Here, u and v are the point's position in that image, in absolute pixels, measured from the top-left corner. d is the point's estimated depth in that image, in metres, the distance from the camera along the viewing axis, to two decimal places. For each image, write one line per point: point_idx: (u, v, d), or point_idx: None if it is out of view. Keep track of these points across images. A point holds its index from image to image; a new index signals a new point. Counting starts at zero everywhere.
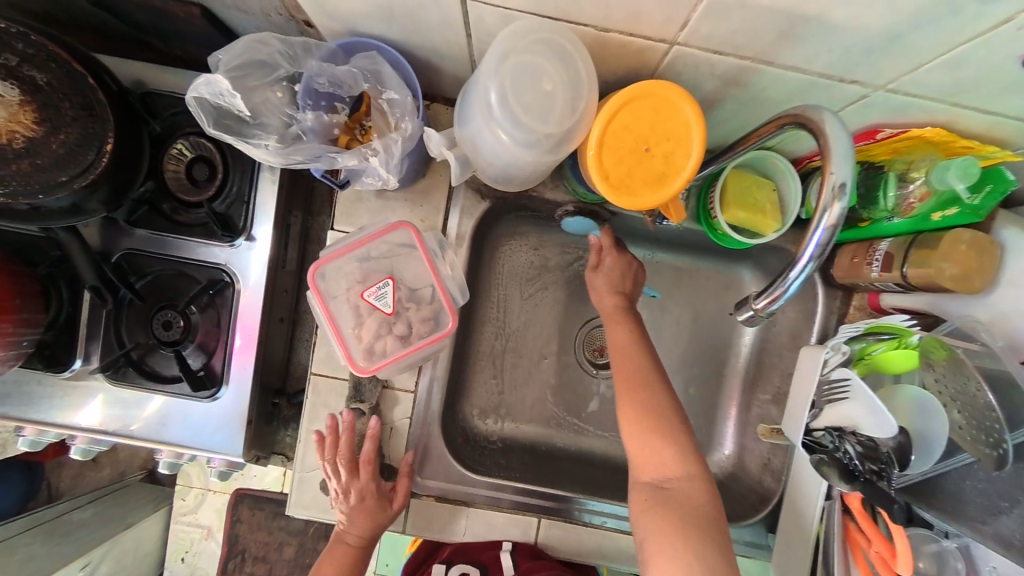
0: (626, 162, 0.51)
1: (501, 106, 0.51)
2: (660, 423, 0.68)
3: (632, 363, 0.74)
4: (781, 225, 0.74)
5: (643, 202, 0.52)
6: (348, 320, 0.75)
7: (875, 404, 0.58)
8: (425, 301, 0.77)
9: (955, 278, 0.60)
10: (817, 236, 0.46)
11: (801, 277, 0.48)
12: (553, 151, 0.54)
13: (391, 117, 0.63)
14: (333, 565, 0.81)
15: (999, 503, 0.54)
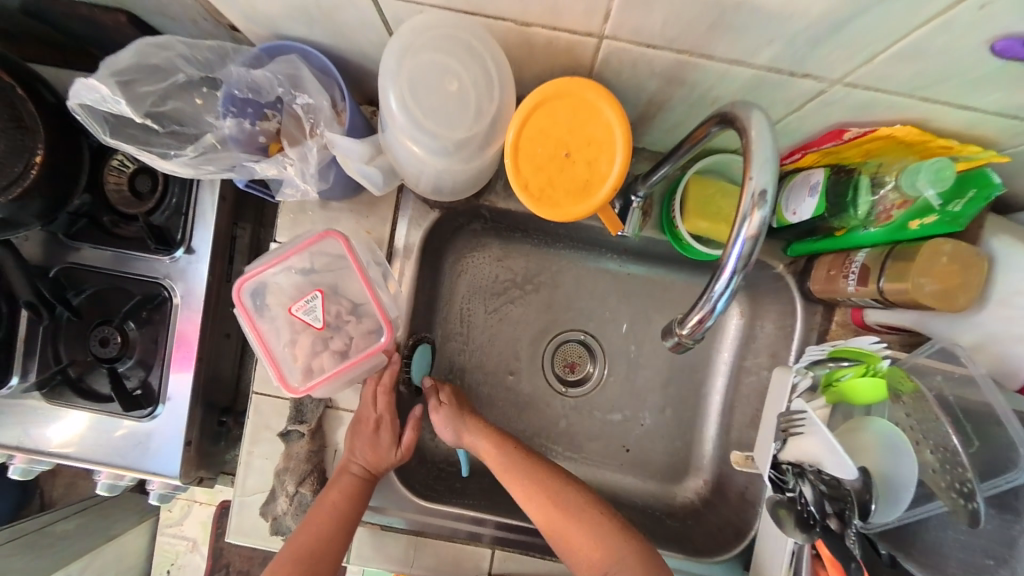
0: (545, 169, 0.46)
1: (403, 110, 0.47)
2: (565, 509, 0.70)
3: (510, 485, 0.72)
4: None
5: (567, 213, 0.47)
6: (280, 338, 0.70)
7: (829, 436, 0.51)
8: (361, 315, 0.72)
9: (935, 294, 0.54)
10: (738, 246, 0.40)
11: (726, 292, 0.40)
12: (468, 156, 0.50)
13: (305, 124, 0.58)
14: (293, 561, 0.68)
15: (983, 560, 0.47)
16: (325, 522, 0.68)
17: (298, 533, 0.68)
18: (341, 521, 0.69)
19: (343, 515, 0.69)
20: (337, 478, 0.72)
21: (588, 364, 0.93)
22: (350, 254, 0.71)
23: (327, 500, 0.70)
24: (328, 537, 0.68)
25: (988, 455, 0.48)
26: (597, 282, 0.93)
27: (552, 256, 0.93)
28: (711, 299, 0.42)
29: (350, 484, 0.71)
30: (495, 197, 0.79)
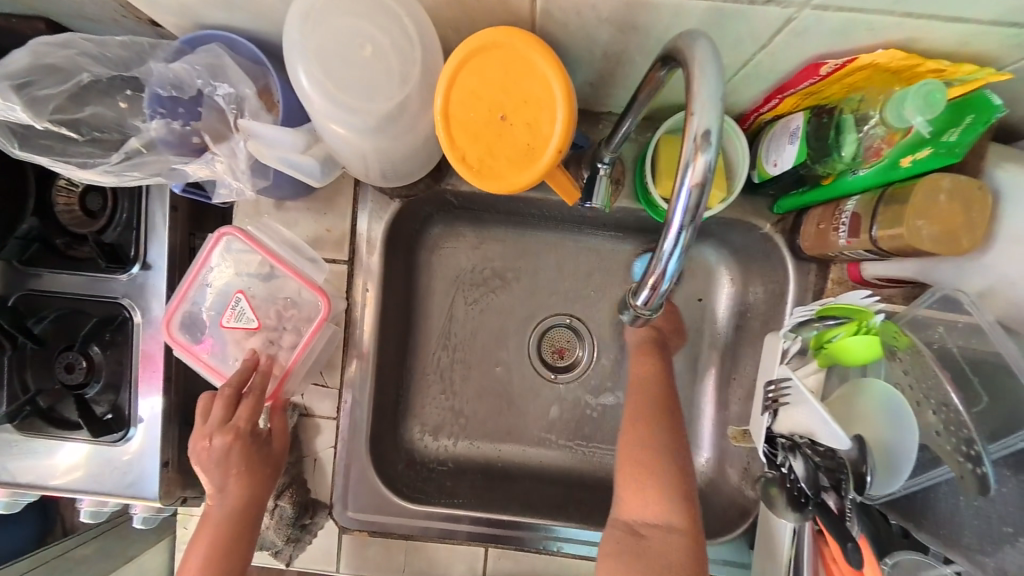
0: (480, 136, 0.41)
1: (318, 89, 0.43)
2: (659, 480, 0.60)
3: (649, 391, 0.68)
4: (727, 194, 0.63)
5: (511, 184, 0.42)
6: (233, 354, 0.69)
7: (815, 405, 0.46)
8: (295, 308, 0.70)
9: (935, 239, 0.47)
10: (682, 198, 0.35)
11: (674, 252, 0.36)
12: (400, 130, 0.46)
13: (231, 115, 0.54)
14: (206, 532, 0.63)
15: (1002, 529, 0.41)
16: (227, 519, 0.64)
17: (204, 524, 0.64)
18: (243, 514, 0.65)
19: (237, 514, 0.64)
20: (228, 465, 0.63)
21: (577, 348, 0.89)
22: (258, 250, 0.68)
23: (234, 486, 0.64)
24: (227, 535, 0.63)
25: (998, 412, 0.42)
26: (579, 262, 0.89)
27: (530, 237, 0.88)
28: (665, 260, 0.37)
29: (261, 463, 0.65)
30: (458, 180, 0.74)
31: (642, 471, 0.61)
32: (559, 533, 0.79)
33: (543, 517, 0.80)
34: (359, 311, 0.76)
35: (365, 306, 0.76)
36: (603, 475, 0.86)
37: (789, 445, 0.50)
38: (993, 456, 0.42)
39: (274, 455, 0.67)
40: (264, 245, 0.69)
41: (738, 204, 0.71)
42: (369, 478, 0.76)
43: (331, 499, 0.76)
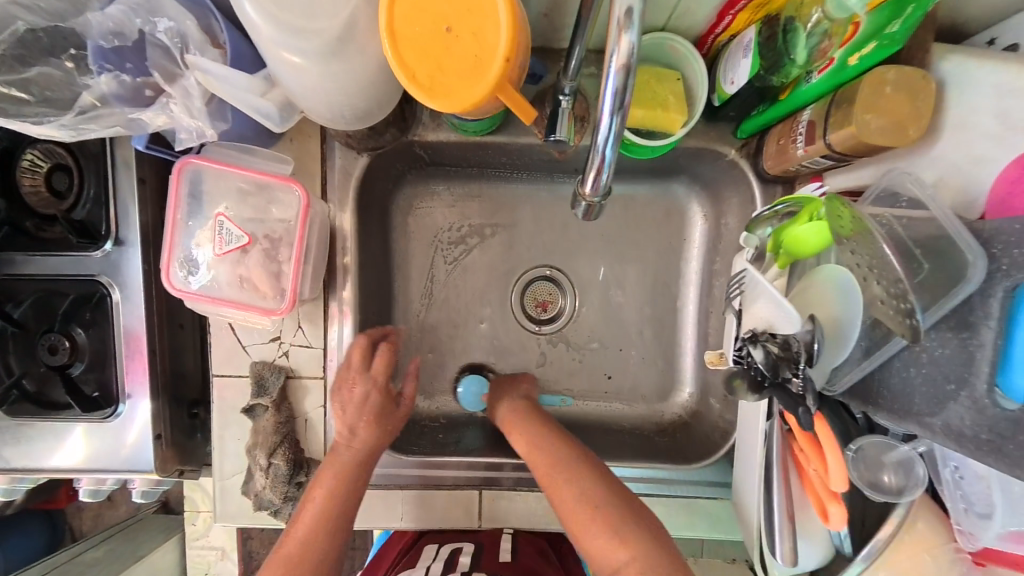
0: (429, 50, 0.42)
1: (265, 18, 0.44)
2: (629, 509, 0.60)
3: (555, 456, 0.65)
4: (689, 118, 0.64)
5: (462, 95, 0.42)
6: (231, 285, 0.67)
7: (771, 290, 0.46)
8: (281, 223, 0.68)
9: (883, 131, 0.49)
10: (609, 82, 0.38)
11: (603, 136, 0.41)
12: (351, 55, 0.47)
13: (176, 52, 0.53)
14: (321, 484, 0.65)
15: (944, 387, 0.38)
16: (346, 465, 0.67)
17: (324, 473, 0.66)
18: (356, 476, 0.67)
19: (352, 479, 0.66)
20: (359, 411, 0.69)
21: (559, 298, 0.90)
22: (228, 168, 0.65)
23: (356, 440, 0.68)
24: (349, 481, 0.66)
25: (936, 274, 0.38)
26: (554, 212, 0.90)
27: (505, 190, 0.89)
28: (598, 144, 0.42)
29: (347, 473, 0.67)
30: (424, 131, 0.74)
31: (620, 515, 0.59)
32: None
33: None
34: (337, 270, 0.76)
35: (343, 265, 0.76)
36: (592, 418, 0.88)
37: (749, 338, 0.48)
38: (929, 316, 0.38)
39: (395, 411, 0.71)
40: (227, 164, 0.66)
41: (702, 134, 0.72)
42: None
43: (324, 456, 0.76)
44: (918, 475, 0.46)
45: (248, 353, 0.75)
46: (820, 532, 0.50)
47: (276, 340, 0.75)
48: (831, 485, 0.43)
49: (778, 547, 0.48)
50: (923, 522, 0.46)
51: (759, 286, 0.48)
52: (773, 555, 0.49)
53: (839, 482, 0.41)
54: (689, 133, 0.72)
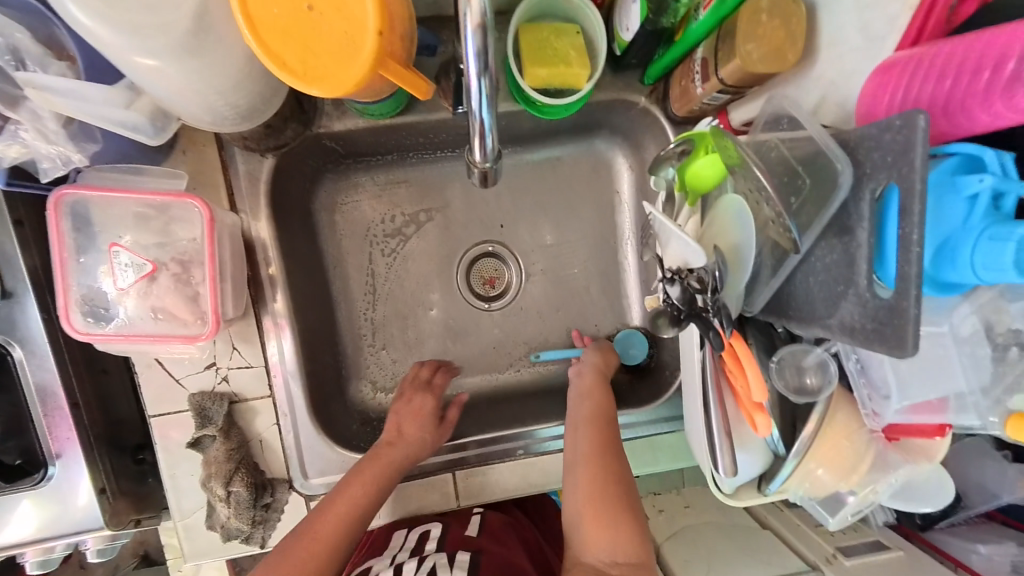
0: (292, 32, 0.39)
1: (100, 22, 0.40)
2: (618, 519, 0.63)
3: (607, 445, 0.69)
4: (592, 70, 0.63)
5: (339, 76, 0.40)
6: (147, 319, 0.62)
7: (678, 234, 0.49)
8: (187, 243, 0.62)
9: (765, 59, 0.51)
10: (469, 44, 0.38)
11: (478, 100, 0.40)
12: (206, 48, 0.44)
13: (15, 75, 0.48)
14: (338, 512, 0.68)
15: (837, 289, 0.41)
16: (357, 499, 0.69)
17: (326, 517, 0.67)
18: (364, 511, 0.69)
19: (359, 514, 0.69)
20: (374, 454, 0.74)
21: (505, 271, 0.91)
22: (113, 193, 0.59)
23: (370, 477, 0.71)
24: (363, 504, 0.69)
25: (816, 189, 0.41)
26: (485, 185, 0.89)
27: (434, 172, 0.87)
28: (473, 107, 0.42)
29: (365, 497, 0.70)
30: (329, 121, 0.70)
31: (617, 525, 0.63)
32: (522, 439, 0.84)
33: (505, 431, 0.85)
34: (263, 282, 0.72)
35: (269, 276, 0.72)
36: (553, 380, 0.91)
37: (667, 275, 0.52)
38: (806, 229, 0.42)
39: (420, 453, 0.76)
40: (112, 187, 0.60)
41: (611, 85, 0.73)
42: (324, 446, 0.75)
43: (288, 474, 0.74)
44: (834, 377, 0.51)
45: (184, 385, 0.70)
46: (756, 443, 0.54)
47: (212, 366, 0.71)
48: (754, 397, 0.47)
49: (719, 462, 0.52)
50: (841, 414, 0.51)
51: (667, 230, 0.52)
52: (717, 471, 0.54)
53: (760, 394, 0.45)
54: (599, 86, 0.73)
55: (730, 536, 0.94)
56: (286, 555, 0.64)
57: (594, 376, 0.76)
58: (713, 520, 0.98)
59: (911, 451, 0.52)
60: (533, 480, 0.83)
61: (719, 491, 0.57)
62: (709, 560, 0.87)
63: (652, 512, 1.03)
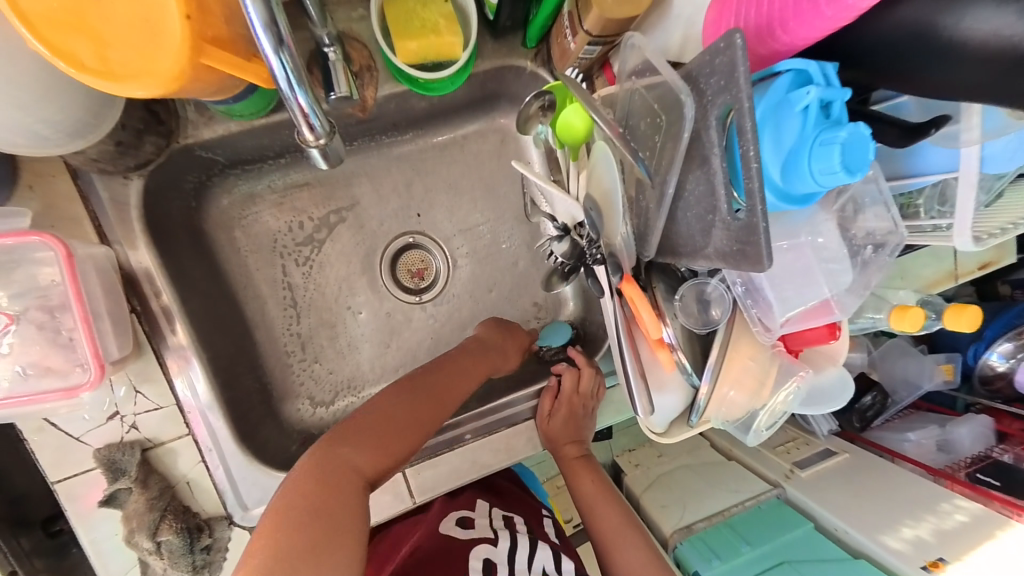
0: (80, 27, 0.35)
1: None
2: (629, 541, 0.73)
3: (596, 490, 0.78)
4: (465, 37, 0.61)
5: (151, 68, 0.36)
6: (17, 376, 0.56)
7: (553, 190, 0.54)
8: (50, 286, 0.56)
9: (619, 4, 0.51)
10: (252, 14, 0.33)
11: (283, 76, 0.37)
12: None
13: None
14: (389, 411, 0.65)
15: (708, 218, 0.43)
16: (441, 390, 0.70)
17: (385, 399, 0.66)
18: (425, 408, 0.67)
19: (420, 413, 0.66)
20: (482, 359, 0.76)
21: (431, 259, 0.89)
22: None
23: (445, 381, 0.71)
24: (418, 403, 0.67)
25: (671, 122, 0.42)
26: (392, 176, 0.86)
27: (336, 169, 0.83)
28: (285, 93, 0.39)
29: (421, 400, 0.67)
30: (195, 129, 0.64)
31: (632, 544, 0.73)
32: (472, 423, 0.79)
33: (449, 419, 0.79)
34: (156, 315, 0.66)
35: (162, 307, 0.66)
36: None
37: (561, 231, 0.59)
38: (668, 165, 0.43)
39: (498, 366, 0.78)
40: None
41: (494, 53, 0.71)
42: (259, 473, 0.70)
43: (224, 509, 0.69)
44: (730, 304, 0.54)
45: (85, 442, 0.64)
46: (672, 379, 0.57)
47: (116, 416, 0.65)
48: (654, 335, 0.51)
49: (637, 403, 0.55)
50: (744, 338, 0.54)
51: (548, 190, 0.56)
52: (635, 411, 0.56)
53: (655, 330, 0.50)
54: (481, 56, 0.71)
55: (698, 472, 0.98)
56: (360, 428, 0.62)
57: (569, 406, 0.77)
58: (687, 463, 1.00)
59: (819, 360, 0.61)
60: (488, 461, 0.78)
61: (652, 432, 0.61)
62: (684, 501, 0.92)
63: (630, 467, 1.03)
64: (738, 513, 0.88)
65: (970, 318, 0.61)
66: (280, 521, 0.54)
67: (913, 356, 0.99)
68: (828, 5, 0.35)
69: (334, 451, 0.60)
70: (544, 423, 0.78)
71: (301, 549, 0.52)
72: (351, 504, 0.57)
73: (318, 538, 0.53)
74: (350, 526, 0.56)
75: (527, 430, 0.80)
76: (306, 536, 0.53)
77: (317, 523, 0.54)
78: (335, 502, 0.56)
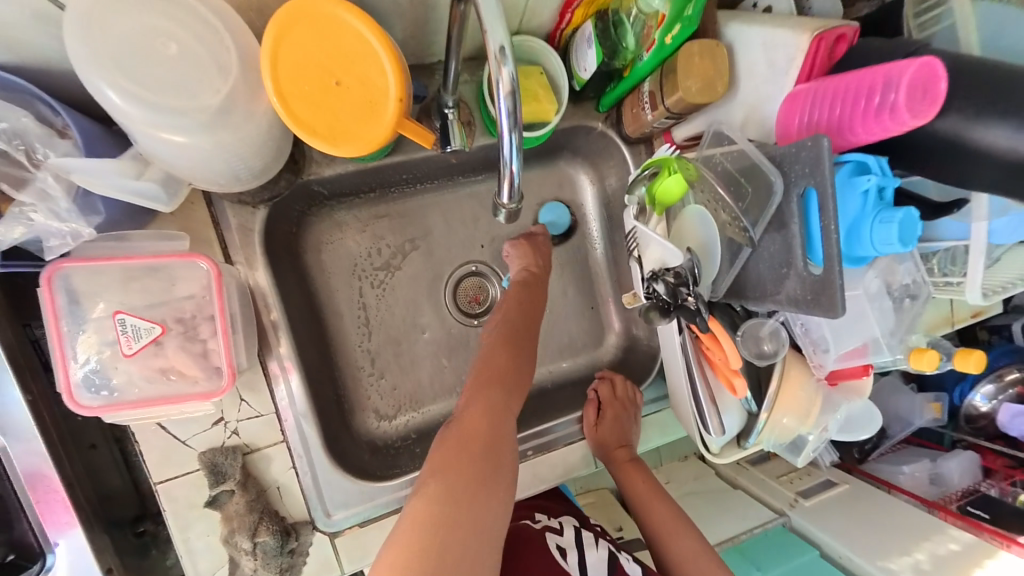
0: (321, 102, 0.49)
1: (137, 103, 0.46)
2: (682, 530, 0.79)
3: (645, 491, 0.84)
4: (558, 105, 0.71)
5: (361, 136, 0.50)
6: (149, 380, 0.61)
7: (656, 239, 0.63)
8: (188, 299, 0.63)
9: (700, 90, 0.63)
10: (503, 106, 0.45)
11: (511, 151, 0.47)
12: (221, 118, 0.49)
13: (17, 153, 0.52)
14: (493, 364, 0.70)
15: (781, 270, 0.53)
16: (512, 338, 0.74)
17: (487, 359, 0.71)
18: (512, 352, 0.72)
19: (513, 368, 0.70)
20: (536, 298, 0.80)
21: (491, 287, 0.97)
22: (111, 259, 0.59)
23: (518, 327, 0.75)
24: (509, 351, 0.72)
25: (756, 192, 0.54)
26: (462, 209, 0.94)
27: (415, 202, 0.91)
28: (505, 158, 0.49)
29: (507, 353, 0.72)
30: (318, 167, 0.73)
31: (687, 534, 0.78)
32: (531, 440, 0.86)
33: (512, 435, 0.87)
34: (266, 328, 0.73)
35: (271, 321, 0.73)
36: (549, 386, 0.94)
37: (652, 276, 0.64)
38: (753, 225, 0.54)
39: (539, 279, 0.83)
40: (106, 255, 0.60)
41: (573, 113, 0.82)
42: (341, 478, 0.76)
43: (309, 514, 0.75)
44: (787, 340, 0.63)
45: (190, 445, 0.69)
46: (734, 404, 0.66)
47: (220, 421, 0.70)
48: (731, 364, 0.60)
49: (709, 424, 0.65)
50: (795, 369, 0.64)
51: (647, 237, 0.65)
52: (707, 431, 0.66)
53: (735, 361, 0.58)
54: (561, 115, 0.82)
55: (704, 498, 1.05)
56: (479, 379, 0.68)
57: (613, 410, 0.85)
58: (695, 488, 1.07)
59: (846, 392, 0.67)
60: (546, 475, 0.85)
61: (708, 450, 0.69)
62: None
63: None
64: (746, 539, 0.94)
65: (977, 361, 0.72)
66: (439, 484, 0.56)
67: (902, 394, 1.10)
68: (892, 120, 0.47)
69: (469, 412, 0.64)
70: (591, 431, 0.85)
71: (445, 516, 0.54)
72: (487, 453, 0.60)
73: (473, 488, 0.56)
74: (501, 480, 0.59)
75: (581, 448, 0.88)
76: (462, 488, 0.56)
77: (482, 461, 0.59)
78: (474, 455, 0.59)
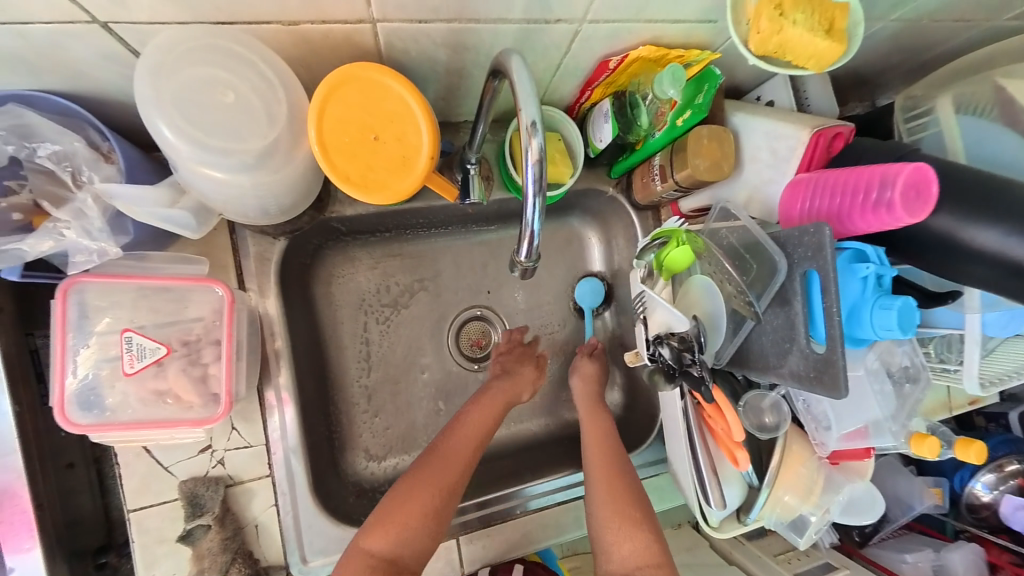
0: (358, 156, 0.54)
1: (188, 143, 0.49)
2: (638, 508, 0.70)
3: (606, 442, 0.76)
4: (573, 169, 0.75)
5: (393, 190, 0.55)
6: (143, 402, 0.60)
7: (663, 304, 0.64)
8: (197, 322, 0.64)
9: (707, 169, 0.68)
10: (530, 172, 0.49)
11: (535, 213, 0.51)
12: (262, 162, 0.53)
13: (64, 173, 0.56)
14: (414, 487, 0.67)
15: (784, 344, 0.54)
16: (445, 454, 0.71)
17: (399, 490, 0.67)
18: (444, 478, 0.68)
19: (446, 484, 0.68)
20: (497, 400, 0.78)
21: (494, 333, 0.97)
22: (128, 278, 0.60)
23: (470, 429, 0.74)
24: (432, 476, 0.68)
25: (760, 269, 0.56)
26: (472, 256, 0.96)
27: (426, 245, 0.94)
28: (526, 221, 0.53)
29: (438, 472, 0.68)
30: (341, 206, 0.76)
31: (638, 510, 0.69)
32: (521, 496, 0.85)
33: (502, 490, 0.85)
34: (269, 356, 0.73)
35: (275, 350, 0.73)
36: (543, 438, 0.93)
37: (657, 340, 0.65)
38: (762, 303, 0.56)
39: (515, 400, 0.81)
40: (125, 274, 0.62)
41: (586, 175, 0.87)
42: (325, 523, 0.73)
43: (285, 559, 0.72)
44: (788, 413, 0.63)
45: (172, 472, 0.67)
46: (735, 476, 0.65)
47: (207, 449, 0.69)
48: (734, 436, 0.59)
49: (710, 496, 0.63)
50: (796, 445, 0.64)
51: (654, 302, 0.66)
52: (708, 503, 0.64)
53: (738, 432, 0.58)
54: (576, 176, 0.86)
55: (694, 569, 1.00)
56: (377, 517, 0.65)
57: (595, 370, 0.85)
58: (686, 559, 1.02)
59: (848, 472, 0.66)
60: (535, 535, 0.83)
61: (707, 523, 0.67)
62: None
63: None
64: None
65: (977, 451, 0.71)
66: None
67: (902, 475, 1.06)
68: (889, 215, 0.51)
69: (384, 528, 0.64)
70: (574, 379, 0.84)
71: None
72: None
73: None
74: None
75: (573, 509, 0.85)
76: None
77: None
78: None
